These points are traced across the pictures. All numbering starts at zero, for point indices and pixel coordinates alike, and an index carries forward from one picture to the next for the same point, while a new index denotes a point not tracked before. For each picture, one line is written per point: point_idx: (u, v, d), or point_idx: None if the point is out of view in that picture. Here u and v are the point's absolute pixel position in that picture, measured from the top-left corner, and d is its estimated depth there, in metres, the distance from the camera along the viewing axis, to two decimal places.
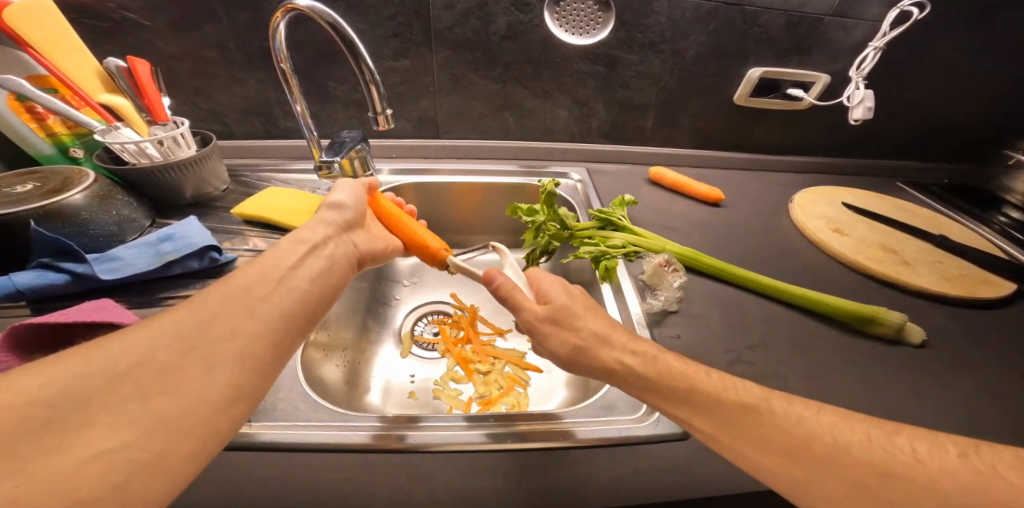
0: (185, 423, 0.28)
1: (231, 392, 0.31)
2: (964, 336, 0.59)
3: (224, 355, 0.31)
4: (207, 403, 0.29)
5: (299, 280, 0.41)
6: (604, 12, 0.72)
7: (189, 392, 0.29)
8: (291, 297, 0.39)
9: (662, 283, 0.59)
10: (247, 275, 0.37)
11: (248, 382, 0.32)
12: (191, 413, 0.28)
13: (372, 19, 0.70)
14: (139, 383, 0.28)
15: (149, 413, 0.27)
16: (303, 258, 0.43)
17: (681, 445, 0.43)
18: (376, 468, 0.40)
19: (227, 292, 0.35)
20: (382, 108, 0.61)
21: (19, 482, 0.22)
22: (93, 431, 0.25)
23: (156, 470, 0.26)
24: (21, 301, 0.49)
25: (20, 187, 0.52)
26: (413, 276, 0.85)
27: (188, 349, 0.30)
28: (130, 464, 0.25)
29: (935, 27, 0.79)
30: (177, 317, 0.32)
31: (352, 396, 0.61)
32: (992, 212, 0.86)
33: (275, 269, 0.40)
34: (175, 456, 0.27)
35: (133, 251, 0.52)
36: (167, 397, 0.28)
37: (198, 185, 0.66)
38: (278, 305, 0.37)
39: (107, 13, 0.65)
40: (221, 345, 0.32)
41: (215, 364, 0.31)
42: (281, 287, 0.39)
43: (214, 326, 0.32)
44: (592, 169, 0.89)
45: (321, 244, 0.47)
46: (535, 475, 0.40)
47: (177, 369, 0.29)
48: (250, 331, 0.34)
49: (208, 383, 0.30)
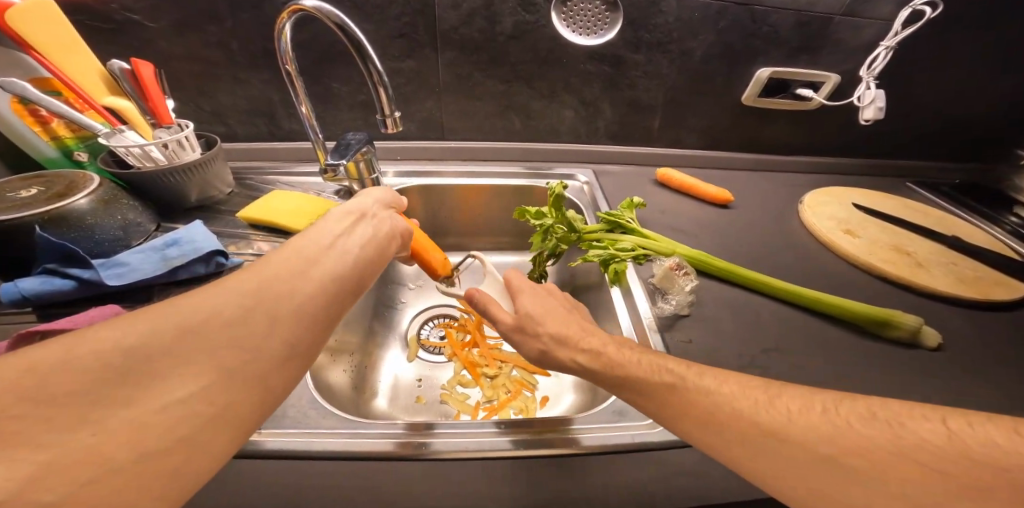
0: (246, 381, 0.28)
1: (288, 353, 0.31)
2: (981, 339, 0.58)
3: (285, 314, 0.31)
4: (266, 361, 0.29)
5: (350, 246, 0.40)
6: (611, 12, 0.72)
7: (252, 348, 0.29)
8: (346, 260, 0.38)
9: (673, 287, 0.58)
10: (303, 241, 0.37)
11: (303, 342, 0.32)
12: (251, 370, 0.28)
13: (378, 20, 0.69)
14: (205, 338, 0.27)
15: (215, 368, 0.27)
16: (353, 226, 0.43)
17: (694, 451, 0.42)
18: (385, 475, 0.39)
19: (286, 255, 0.35)
20: (389, 110, 0.60)
21: (88, 433, 0.21)
22: (162, 382, 0.25)
23: (217, 425, 0.26)
24: (26, 308, 0.48)
25: (24, 191, 0.52)
26: (418, 279, 0.84)
27: (250, 307, 0.30)
28: (194, 419, 0.25)
29: (948, 25, 0.78)
30: (242, 279, 0.31)
31: (359, 401, 0.61)
32: (1003, 212, 0.85)
33: (327, 234, 0.40)
34: (234, 413, 0.27)
35: (138, 255, 0.51)
36: (231, 354, 0.28)
37: (203, 187, 0.65)
38: (332, 265, 0.37)
39: (110, 15, 0.64)
40: (280, 304, 0.31)
41: (276, 323, 0.31)
42: (331, 251, 0.38)
43: (275, 285, 0.32)
44: (597, 170, 0.88)
45: (370, 215, 0.46)
46: (548, 481, 0.39)
47: (239, 325, 0.29)
48: (304, 291, 0.33)
49: (267, 342, 0.30)
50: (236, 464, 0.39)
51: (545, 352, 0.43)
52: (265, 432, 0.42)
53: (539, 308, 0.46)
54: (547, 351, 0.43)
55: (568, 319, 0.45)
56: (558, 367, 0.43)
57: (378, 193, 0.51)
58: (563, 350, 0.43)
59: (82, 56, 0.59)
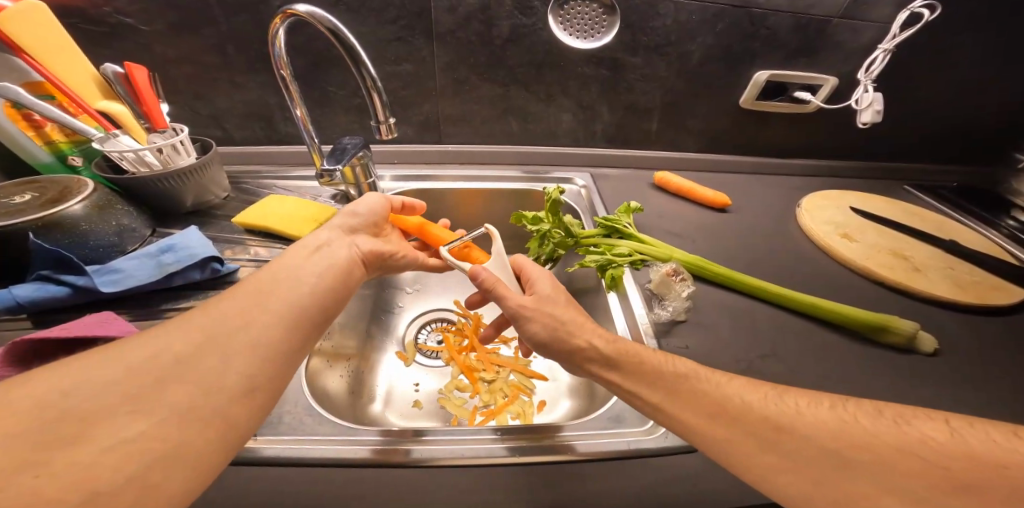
0: (200, 414, 0.28)
1: (248, 383, 0.31)
2: (977, 344, 0.58)
3: (237, 346, 0.32)
4: (221, 393, 0.30)
5: (307, 277, 0.41)
6: (609, 15, 0.72)
7: (205, 381, 0.29)
8: (302, 290, 0.39)
9: (670, 292, 0.58)
10: (258, 276, 0.38)
11: (261, 372, 0.33)
12: (208, 404, 0.29)
13: (373, 23, 0.69)
14: (157, 377, 0.28)
15: (165, 403, 0.27)
16: (312, 258, 0.43)
17: (691, 458, 0.42)
18: (381, 483, 0.39)
19: (241, 292, 0.36)
20: (385, 116, 0.60)
21: (31, 474, 0.22)
22: (114, 422, 0.25)
23: (173, 460, 0.26)
24: (21, 314, 0.48)
25: (19, 197, 0.51)
26: (417, 283, 0.84)
27: (205, 343, 0.31)
28: (146, 454, 0.25)
29: (944, 28, 0.78)
30: (192, 319, 0.33)
31: (357, 406, 0.60)
32: (1001, 215, 0.85)
33: (285, 268, 0.41)
34: (194, 447, 0.27)
35: (133, 262, 0.51)
36: (182, 388, 0.28)
37: (199, 192, 0.65)
38: (286, 297, 0.38)
39: (103, 18, 0.64)
40: (236, 338, 0.33)
41: (227, 355, 0.31)
42: (288, 283, 0.39)
43: (227, 320, 0.33)
44: (596, 173, 0.87)
45: (328, 245, 0.47)
46: (545, 490, 0.39)
47: (188, 361, 0.30)
48: (261, 324, 0.34)
49: (225, 374, 0.30)
50: (231, 472, 0.39)
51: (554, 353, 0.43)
52: (261, 438, 0.41)
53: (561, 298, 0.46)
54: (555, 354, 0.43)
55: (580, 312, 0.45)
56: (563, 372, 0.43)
57: (342, 219, 0.52)
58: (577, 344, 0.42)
59: (75, 60, 0.58)
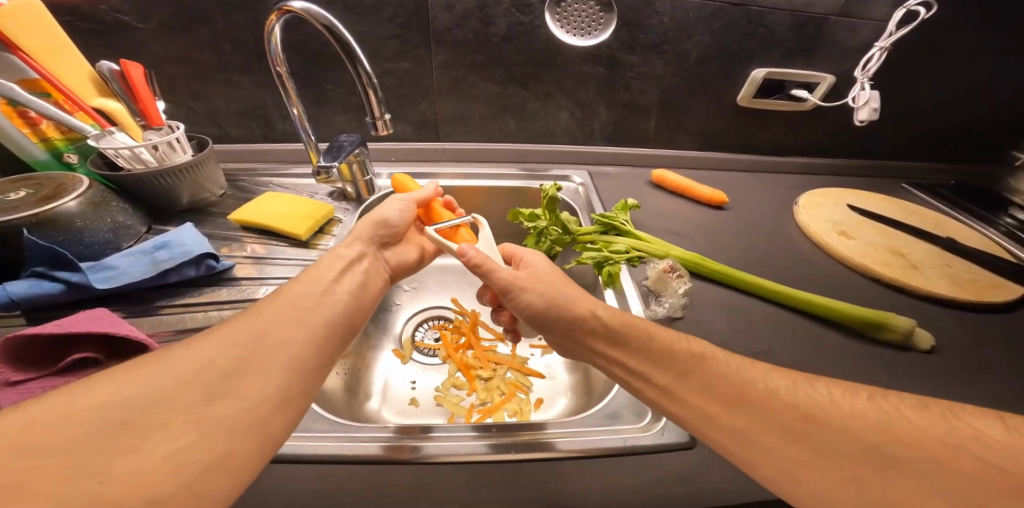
0: (246, 425, 0.28)
1: (285, 395, 0.32)
2: (974, 341, 0.58)
3: (277, 359, 0.33)
4: (264, 404, 0.30)
5: (340, 293, 0.42)
6: (606, 13, 0.72)
7: (250, 392, 0.30)
8: (335, 308, 0.40)
9: (666, 289, 0.58)
10: (295, 290, 0.39)
11: (298, 384, 0.33)
12: (251, 415, 0.29)
13: (370, 21, 0.69)
14: (203, 387, 0.28)
15: (213, 414, 0.28)
16: (344, 273, 0.45)
17: (687, 454, 0.42)
18: (374, 480, 0.39)
19: (278, 306, 0.37)
20: (381, 113, 0.60)
21: (96, 480, 0.22)
22: (167, 430, 0.25)
23: (223, 470, 0.26)
24: (15, 311, 0.48)
25: (13, 193, 0.51)
26: (414, 281, 0.84)
27: (245, 355, 0.32)
28: (201, 462, 0.25)
29: (942, 26, 0.78)
30: (233, 330, 0.33)
31: (352, 404, 0.60)
32: (999, 214, 0.85)
33: (320, 283, 0.42)
34: (239, 457, 0.27)
35: (128, 259, 0.51)
36: (229, 399, 0.29)
37: (195, 190, 0.65)
38: (322, 313, 0.39)
39: (99, 15, 0.63)
40: (273, 351, 0.33)
41: (269, 368, 0.32)
42: (325, 299, 0.40)
43: (267, 333, 0.34)
44: (593, 171, 0.87)
45: (358, 260, 0.48)
46: (541, 487, 0.39)
47: (234, 373, 0.30)
48: (297, 338, 0.35)
49: (265, 386, 0.31)
50: None
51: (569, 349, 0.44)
52: None
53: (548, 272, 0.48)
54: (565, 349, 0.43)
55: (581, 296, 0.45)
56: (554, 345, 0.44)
57: (372, 226, 0.53)
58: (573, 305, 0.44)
59: (72, 58, 0.58)
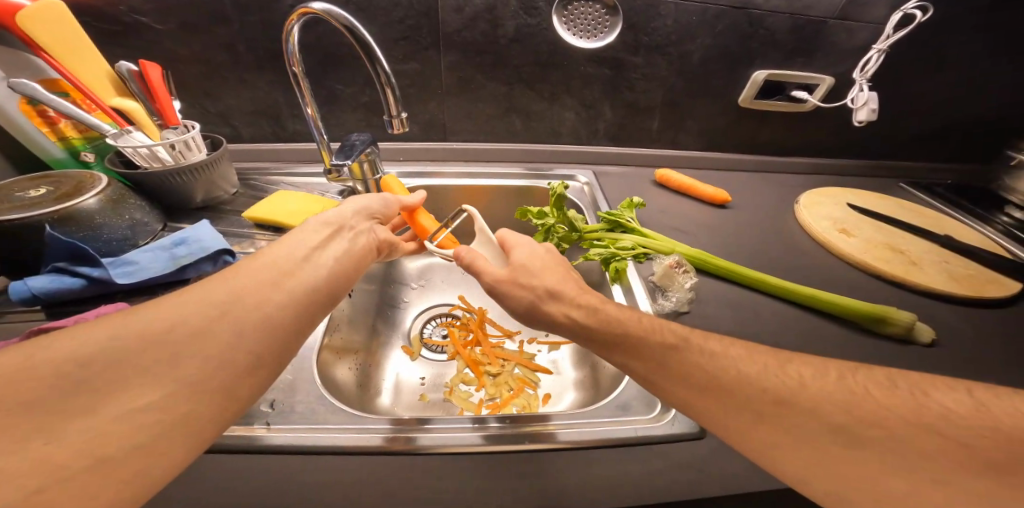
0: (209, 389, 0.29)
1: (253, 362, 0.32)
2: (973, 335, 0.59)
3: (252, 324, 0.33)
4: (231, 368, 0.31)
5: (323, 260, 0.42)
6: (612, 16, 0.73)
7: (219, 356, 0.30)
8: (317, 274, 0.40)
9: (673, 284, 0.59)
10: (275, 253, 0.39)
11: (269, 351, 0.34)
12: (215, 380, 0.30)
13: (382, 23, 0.70)
14: (172, 346, 0.29)
15: (179, 375, 0.28)
16: (328, 242, 0.44)
17: (697, 444, 0.43)
18: (390, 468, 0.40)
19: (257, 267, 0.37)
20: (397, 111, 0.61)
21: (48, 439, 0.23)
22: (123, 392, 0.26)
23: (180, 431, 0.27)
24: (37, 306, 0.49)
25: (33, 191, 0.52)
26: (421, 279, 0.85)
27: (215, 318, 0.32)
28: (156, 425, 0.26)
29: (939, 29, 0.80)
30: (211, 288, 0.33)
31: (364, 399, 0.61)
32: (995, 212, 0.86)
33: (301, 247, 0.42)
34: (199, 419, 0.28)
35: (148, 255, 0.52)
36: (196, 362, 0.29)
37: (208, 188, 0.66)
38: (301, 277, 0.39)
39: (119, 17, 0.65)
40: (245, 315, 0.33)
41: (242, 332, 0.32)
42: (305, 264, 0.40)
43: (244, 295, 0.34)
44: (598, 171, 0.89)
45: (345, 229, 0.48)
46: (555, 476, 0.40)
47: (205, 333, 0.31)
48: (272, 304, 0.35)
49: (234, 349, 0.31)
50: (245, 461, 0.39)
51: (536, 304, 0.44)
52: (273, 427, 0.42)
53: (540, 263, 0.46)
54: (555, 331, 0.44)
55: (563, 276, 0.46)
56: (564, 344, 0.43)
57: (363, 201, 0.53)
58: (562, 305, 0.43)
59: (90, 58, 0.59)
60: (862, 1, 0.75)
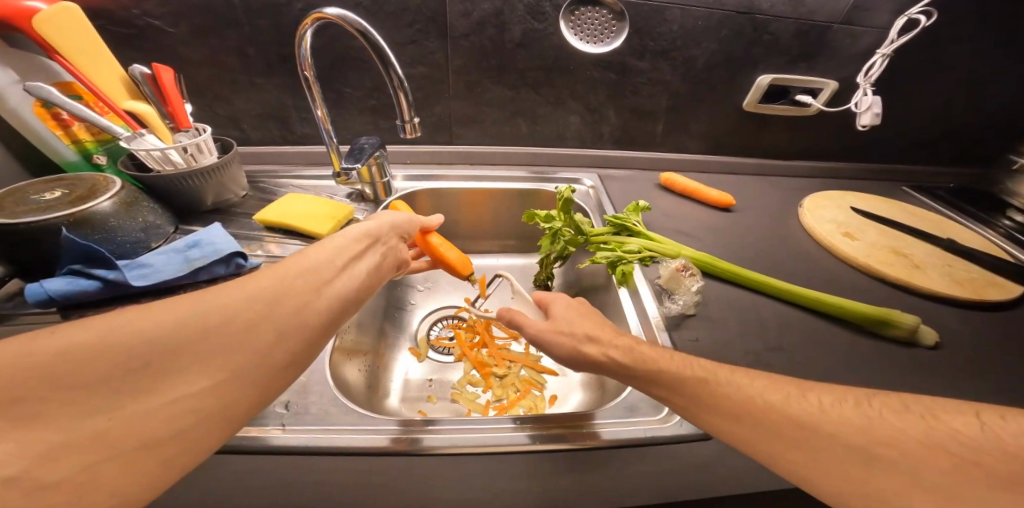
0: (250, 381, 0.30)
1: (293, 360, 0.33)
2: (977, 338, 0.60)
3: (295, 323, 0.33)
4: (273, 364, 0.31)
5: (359, 272, 0.42)
6: (617, 21, 0.74)
7: (262, 353, 0.31)
8: (354, 283, 0.40)
9: (680, 287, 0.60)
10: (318, 257, 0.39)
11: (307, 350, 0.34)
12: (258, 374, 0.30)
13: (391, 27, 0.71)
14: (223, 337, 0.30)
15: (227, 366, 0.29)
16: (364, 253, 0.44)
17: (705, 445, 0.44)
18: (404, 468, 0.41)
19: (301, 270, 0.37)
20: (409, 116, 0.62)
21: (102, 418, 0.24)
22: (176, 377, 0.27)
23: (218, 420, 0.28)
24: (51, 308, 0.49)
25: (48, 194, 0.53)
26: (427, 281, 0.85)
27: (264, 313, 0.32)
28: (200, 413, 0.27)
29: (942, 33, 0.81)
30: (262, 283, 0.34)
31: (373, 399, 0.62)
32: (997, 216, 0.87)
33: (342, 256, 0.41)
34: (237, 410, 0.29)
35: (161, 258, 0.53)
36: (242, 355, 0.30)
37: (219, 192, 0.67)
38: (339, 286, 0.38)
39: (132, 20, 0.65)
40: (291, 315, 0.33)
41: (286, 330, 0.33)
42: (344, 273, 0.40)
43: (291, 294, 0.34)
44: (603, 174, 0.90)
45: (378, 242, 0.48)
46: (566, 476, 0.41)
47: (254, 328, 0.31)
48: (314, 307, 0.35)
49: (276, 347, 0.32)
50: (261, 461, 0.40)
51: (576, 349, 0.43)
52: (288, 428, 0.43)
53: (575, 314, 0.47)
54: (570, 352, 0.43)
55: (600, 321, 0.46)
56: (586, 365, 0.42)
57: (390, 218, 0.53)
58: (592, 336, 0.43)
59: (103, 61, 0.60)
60: (865, 7, 0.75)
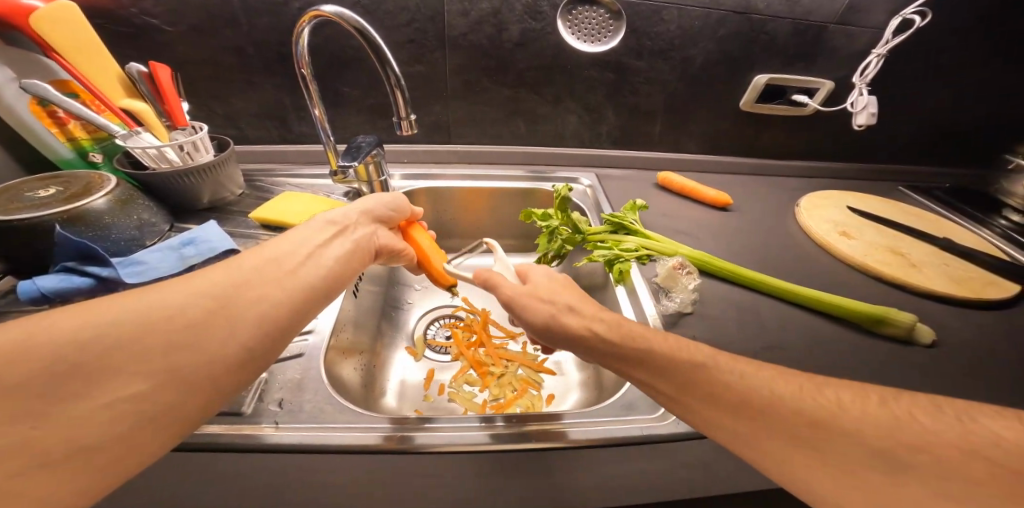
0: (198, 380, 0.30)
1: (244, 358, 0.33)
2: (973, 337, 0.60)
3: (247, 319, 0.34)
4: (222, 362, 0.31)
5: (325, 259, 0.43)
6: (616, 21, 0.74)
7: (211, 351, 0.31)
8: (319, 271, 0.41)
9: (676, 286, 0.59)
10: (279, 248, 0.40)
11: (260, 347, 0.34)
12: (208, 369, 0.31)
13: (389, 26, 0.71)
14: (167, 335, 0.30)
15: (171, 365, 0.29)
16: (331, 241, 0.45)
17: (701, 443, 0.44)
18: (395, 469, 0.40)
19: (258, 263, 0.38)
20: (406, 113, 0.62)
21: (33, 424, 0.24)
22: (115, 379, 0.27)
23: (161, 422, 0.28)
24: (43, 305, 0.48)
25: (43, 191, 0.53)
26: (425, 281, 0.85)
27: (214, 309, 0.32)
28: (142, 414, 0.27)
29: (936, 34, 0.81)
30: (212, 280, 0.34)
31: (369, 398, 0.61)
32: (993, 216, 0.87)
33: (305, 245, 0.42)
34: (182, 410, 0.29)
35: (155, 255, 0.53)
36: (188, 353, 0.30)
37: (215, 190, 0.67)
38: (302, 276, 0.39)
39: (129, 18, 0.65)
40: (243, 309, 0.34)
41: (237, 326, 0.33)
42: (308, 261, 0.41)
43: (244, 289, 0.35)
44: (601, 174, 0.90)
45: (351, 228, 0.49)
46: (560, 476, 0.40)
47: (201, 326, 0.31)
48: (271, 300, 0.36)
49: (227, 344, 0.32)
50: (251, 459, 0.40)
51: (553, 317, 0.42)
52: (281, 426, 0.42)
53: (557, 284, 0.46)
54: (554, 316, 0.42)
55: (575, 291, 0.45)
56: (565, 335, 0.41)
57: (367, 204, 0.54)
58: (575, 317, 0.41)
59: (101, 59, 0.60)
60: (861, 8, 0.76)
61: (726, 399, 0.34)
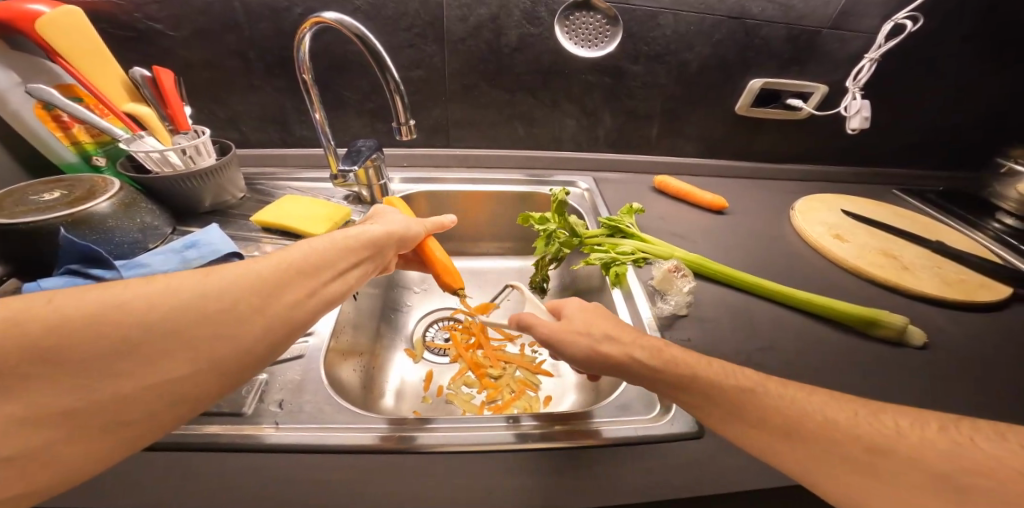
0: (229, 370, 0.31)
1: (272, 352, 0.33)
2: (964, 338, 0.60)
3: (284, 315, 0.34)
4: (252, 356, 0.32)
5: (354, 280, 0.43)
6: (612, 26, 0.75)
7: (247, 345, 0.31)
8: (345, 287, 0.42)
9: (672, 288, 0.61)
10: (324, 254, 0.40)
11: (287, 342, 0.35)
12: (239, 360, 0.31)
13: (388, 31, 0.72)
14: (214, 324, 0.30)
15: (210, 353, 0.29)
16: (364, 259, 0.45)
17: (696, 444, 0.44)
18: (394, 469, 0.41)
19: (302, 262, 0.37)
20: (405, 118, 0.63)
21: (77, 395, 0.25)
22: (160, 363, 0.27)
23: (189, 406, 0.29)
24: None
25: (48, 194, 0.53)
26: (424, 283, 0.86)
27: (258, 303, 0.32)
28: (173, 398, 0.28)
29: (929, 39, 0.83)
30: (260, 270, 0.34)
31: (368, 399, 0.62)
32: (986, 219, 0.88)
33: (345, 260, 0.42)
34: (210, 397, 0.30)
35: (158, 258, 0.53)
36: (229, 345, 0.30)
37: (217, 193, 0.68)
38: (334, 290, 0.40)
39: (133, 23, 0.66)
40: (283, 305, 0.34)
41: (274, 321, 0.33)
42: (341, 278, 0.41)
43: (286, 284, 0.35)
44: (598, 177, 0.91)
45: (382, 246, 0.50)
46: (557, 474, 0.41)
47: (244, 317, 0.31)
48: (304, 299, 0.36)
49: (262, 340, 0.32)
50: (253, 459, 0.40)
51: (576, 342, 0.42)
52: (282, 426, 0.43)
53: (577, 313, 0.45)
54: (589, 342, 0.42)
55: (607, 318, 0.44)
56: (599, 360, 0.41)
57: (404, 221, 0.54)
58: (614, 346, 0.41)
59: (105, 63, 0.61)
60: (854, 13, 0.77)
61: (717, 398, 0.35)
